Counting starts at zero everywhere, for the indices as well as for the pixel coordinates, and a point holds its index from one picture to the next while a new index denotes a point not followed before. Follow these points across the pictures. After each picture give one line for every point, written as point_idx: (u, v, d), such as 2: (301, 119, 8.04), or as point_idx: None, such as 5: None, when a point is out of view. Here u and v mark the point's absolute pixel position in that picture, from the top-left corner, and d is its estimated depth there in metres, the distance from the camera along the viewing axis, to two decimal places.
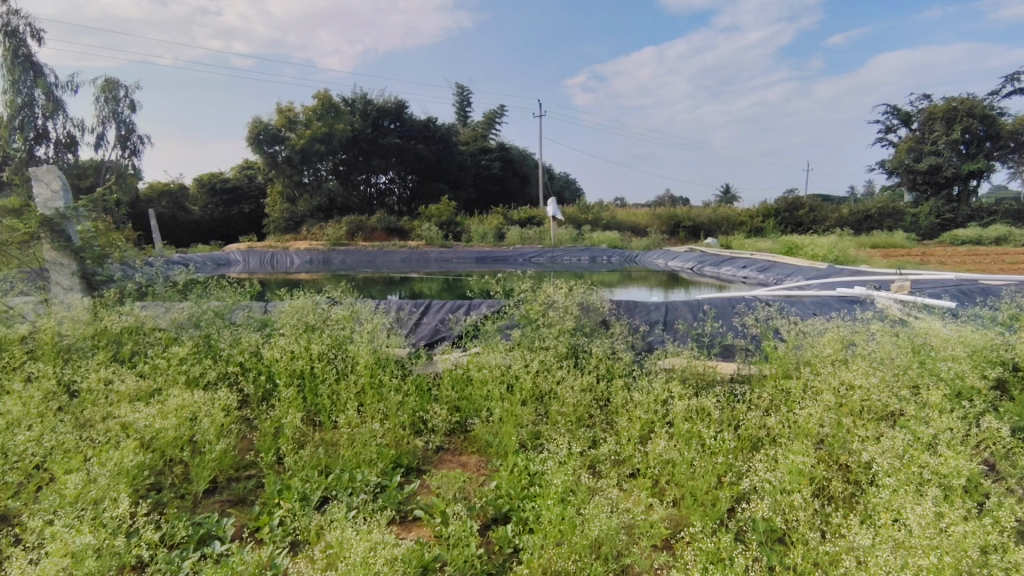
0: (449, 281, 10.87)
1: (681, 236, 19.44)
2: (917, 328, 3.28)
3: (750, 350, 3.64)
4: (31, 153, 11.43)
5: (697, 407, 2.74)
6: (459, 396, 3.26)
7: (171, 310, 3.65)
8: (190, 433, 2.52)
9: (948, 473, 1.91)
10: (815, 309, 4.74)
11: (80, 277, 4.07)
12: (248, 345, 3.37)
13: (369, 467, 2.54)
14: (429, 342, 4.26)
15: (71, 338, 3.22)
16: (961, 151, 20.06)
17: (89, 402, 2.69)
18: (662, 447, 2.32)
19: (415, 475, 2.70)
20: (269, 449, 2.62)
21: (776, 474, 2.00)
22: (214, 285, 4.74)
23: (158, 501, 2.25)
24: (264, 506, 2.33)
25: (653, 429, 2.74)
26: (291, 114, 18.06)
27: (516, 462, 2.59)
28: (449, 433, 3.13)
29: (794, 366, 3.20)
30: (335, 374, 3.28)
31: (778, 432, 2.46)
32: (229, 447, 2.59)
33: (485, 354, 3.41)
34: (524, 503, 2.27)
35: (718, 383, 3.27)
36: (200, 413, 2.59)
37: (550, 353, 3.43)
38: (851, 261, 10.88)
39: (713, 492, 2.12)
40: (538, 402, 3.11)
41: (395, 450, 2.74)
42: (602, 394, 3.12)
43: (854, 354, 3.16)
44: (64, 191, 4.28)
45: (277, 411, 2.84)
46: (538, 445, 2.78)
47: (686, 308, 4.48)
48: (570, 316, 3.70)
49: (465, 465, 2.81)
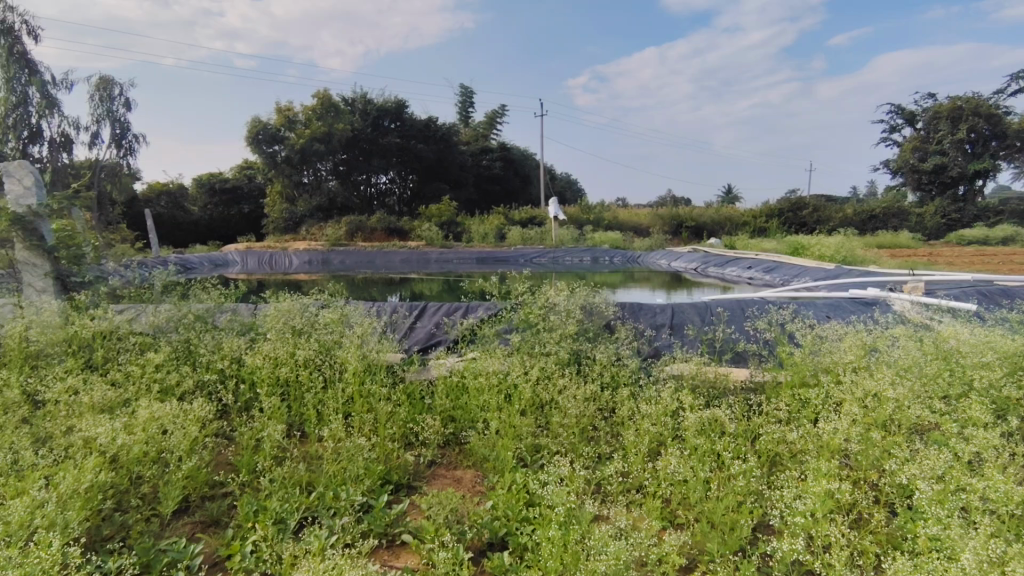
0: (450, 282, 10.68)
1: (684, 236, 19.19)
2: (942, 333, 3.06)
3: (765, 357, 3.43)
4: (24, 153, 11.24)
5: (709, 419, 2.53)
6: (453, 405, 3.04)
7: (150, 313, 3.46)
8: (158, 448, 2.32)
9: (997, 499, 1.72)
10: (829, 311, 4.51)
11: (54, 279, 3.86)
12: (230, 350, 3.16)
13: (354, 484, 2.36)
14: (423, 347, 4.05)
15: (41, 343, 3.02)
16: (967, 150, 19.81)
17: (53, 415, 2.49)
18: (674, 466, 2.12)
19: (405, 493, 2.49)
20: (249, 465, 2.41)
21: (806, 498, 1.78)
22: (204, 285, 4.58)
23: (123, 523, 2.10)
24: (238, 530, 2.13)
25: (665, 444, 2.54)
26: (291, 113, 17.88)
27: (514, 479, 2.40)
28: (443, 446, 2.92)
29: (813, 374, 2.97)
30: (322, 381, 3.07)
31: (803, 448, 2.25)
32: (202, 464, 2.39)
33: (483, 360, 3.21)
34: (523, 528, 2.08)
35: (729, 391, 3.07)
36: (172, 427, 2.38)
37: (551, 359, 3.22)
38: (860, 261, 10.61)
39: (732, 517, 1.92)
40: (537, 412, 2.91)
41: (384, 465, 2.54)
42: (607, 404, 2.91)
43: (877, 361, 2.94)
44: (37, 187, 4.10)
45: (258, 422, 2.63)
46: (539, 461, 2.57)
47: (694, 311, 4.27)
48: (572, 320, 3.51)
49: (461, 482, 2.60)
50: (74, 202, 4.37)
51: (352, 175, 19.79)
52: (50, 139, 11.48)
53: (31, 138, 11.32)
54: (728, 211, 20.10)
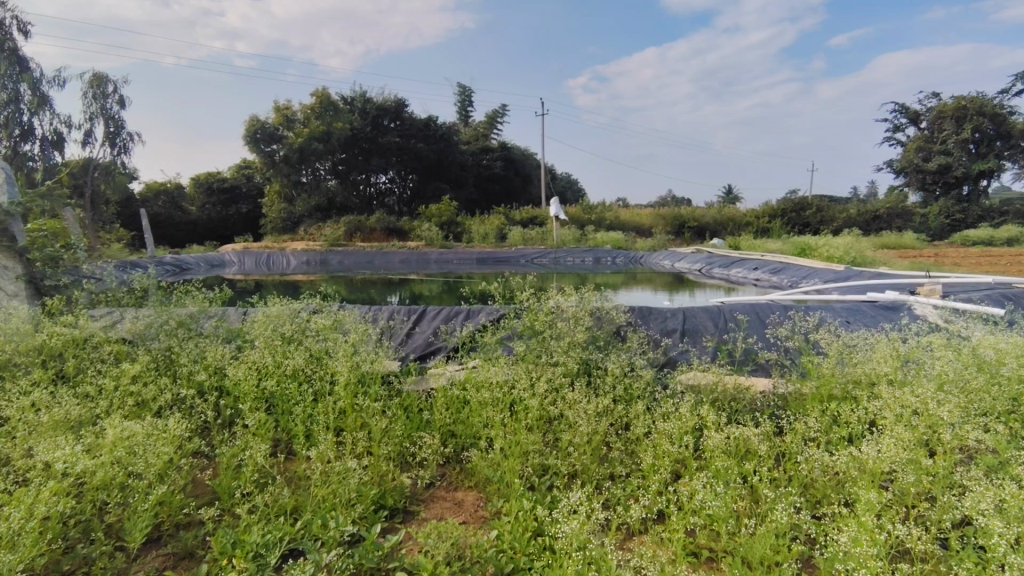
0: (449, 283, 10.46)
1: (687, 237, 18.95)
2: (979, 342, 2.84)
3: (787, 367, 3.20)
4: (15, 150, 11.01)
5: (738, 441, 2.29)
6: (454, 420, 2.81)
7: (130, 319, 3.25)
8: (125, 471, 2.09)
9: None
10: (849, 315, 4.29)
11: (26, 282, 3.62)
12: (213, 360, 2.93)
13: (345, 511, 2.14)
14: (421, 355, 3.80)
15: (9, 352, 2.79)
16: (971, 150, 19.59)
17: (9, 434, 2.26)
18: (702, 495, 1.90)
19: (401, 519, 2.27)
20: (227, 491, 2.18)
21: (863, 543, 1.55)
22: (193, 287, 4.35)
23: (86, 556, 1.89)
24: (213, 567, 1.89)
25: (686, 466, 2.31)
26: (289, 112, 17.64)
27: (521, 505, 2.19)
28: (443, 465, 2.69)
29: (841, 387, 2.77)
30: (312, 395, 2.84)
31: (849, 475, 2.01)
32: (176, 488, 2.16)
33: (485, 369, 3.00)
34: (532, 565, 1.87)
35: (751, 404, 2.84)
36: (143, 448, 2.15)
37: (558, 370, 2.99)
38: (869, 263, 10.36)
39: (774, 559, 1.68)
40: (546, 427, 2.67)
41: (377, 488, 2.32)
42: (620, 419, 2.70)
43: (912, 372, 2.73)
44: (7, 184, 3.89)
45: (240, 440, 2.39)
46: (547, 485, 2.34)
47: (707, 316, 4.05)
48: (581, 327, 3.29)
49: (461, 506, 2.37)
50: (60, 203, 4.31)
51: (351, 175, 19.55)
52: (42, 136, 11.26)
53: (23, 136, 11.10)
54: (730, 211, 19.89)
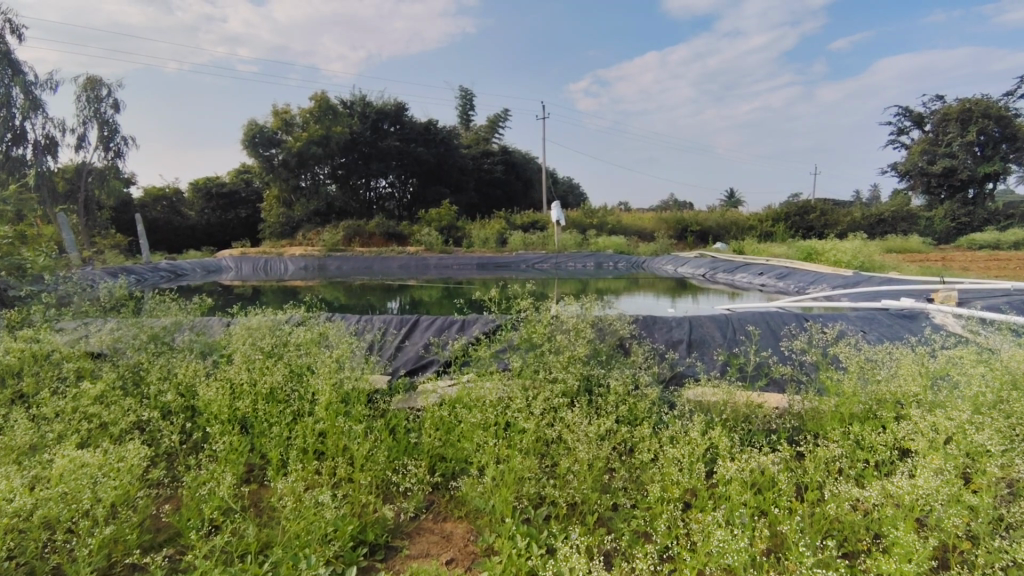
0: (449, 288, 10.35)
1: (689, 241, 18.72)
2: (1014, 356, 2.61)
3: (804, 382, 2.98)
4: (7, 155, 10.84)
5: (756, 470, 2.06)
6: (444, 443, 2.57)
7: (100, 332, 3.05)
8: (72, 508, 1.86)
9: None
10: (864, 324, 4.05)
11: None
12: (185, 376, 2.72)
13: (319, 549, 1.91)
14: (412, 369, 3.59)
15: None
16: (977, 153, 19.28)
17: None
18: (721, 534, 1.66)
19: (382, 555, 2.04)
20: (186, 528, 1.95)
21: None
22: (173, 296, 4.14)
23: None
24: None
25: (698, 498, 2.08)
26: (287, 116, 17.46)
27: (516, 543, 1.95)
28: (431, 492, 2.47)
29: (865, 405, 2.54)
30: (287, 415, 2.62)
31: (883, 512, 1.78)
32: (129, 523, 1.93)
33: (479, 385, 2.79)
34: None
35: (766, 424, 2.61)
36: (95, 478, 1.93)
37: (556, 388, 2.76)
38: (878, 268, 10.11)
39: None
40: (542, 453, 2.43)
41: (357, 521, 2.09)
42: (624, 443, 2.47)
43: (944, 390, 2.50)
44: None
45: (206, 469, 2.17)
46: (542, 519, 2.10)
47: (713, 325, 3.83)
48: (581, 340, 3.07)
49: (450, 540, 2.14)
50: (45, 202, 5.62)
51: (351, 179, 19.38)
52: (35, 141, 11.10)
53: (15, 140, 10.93)
54: (734, 215, 19.65)
